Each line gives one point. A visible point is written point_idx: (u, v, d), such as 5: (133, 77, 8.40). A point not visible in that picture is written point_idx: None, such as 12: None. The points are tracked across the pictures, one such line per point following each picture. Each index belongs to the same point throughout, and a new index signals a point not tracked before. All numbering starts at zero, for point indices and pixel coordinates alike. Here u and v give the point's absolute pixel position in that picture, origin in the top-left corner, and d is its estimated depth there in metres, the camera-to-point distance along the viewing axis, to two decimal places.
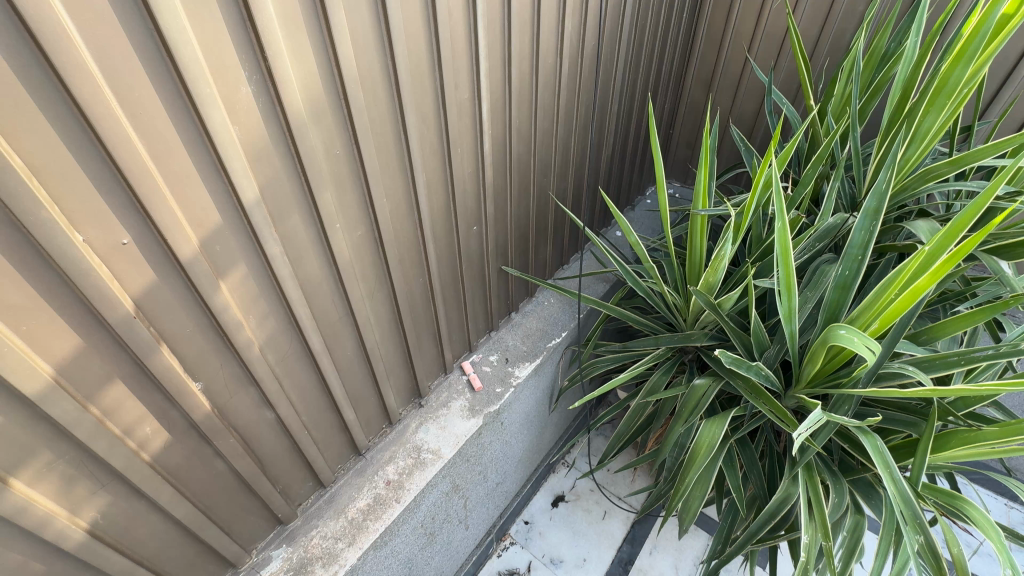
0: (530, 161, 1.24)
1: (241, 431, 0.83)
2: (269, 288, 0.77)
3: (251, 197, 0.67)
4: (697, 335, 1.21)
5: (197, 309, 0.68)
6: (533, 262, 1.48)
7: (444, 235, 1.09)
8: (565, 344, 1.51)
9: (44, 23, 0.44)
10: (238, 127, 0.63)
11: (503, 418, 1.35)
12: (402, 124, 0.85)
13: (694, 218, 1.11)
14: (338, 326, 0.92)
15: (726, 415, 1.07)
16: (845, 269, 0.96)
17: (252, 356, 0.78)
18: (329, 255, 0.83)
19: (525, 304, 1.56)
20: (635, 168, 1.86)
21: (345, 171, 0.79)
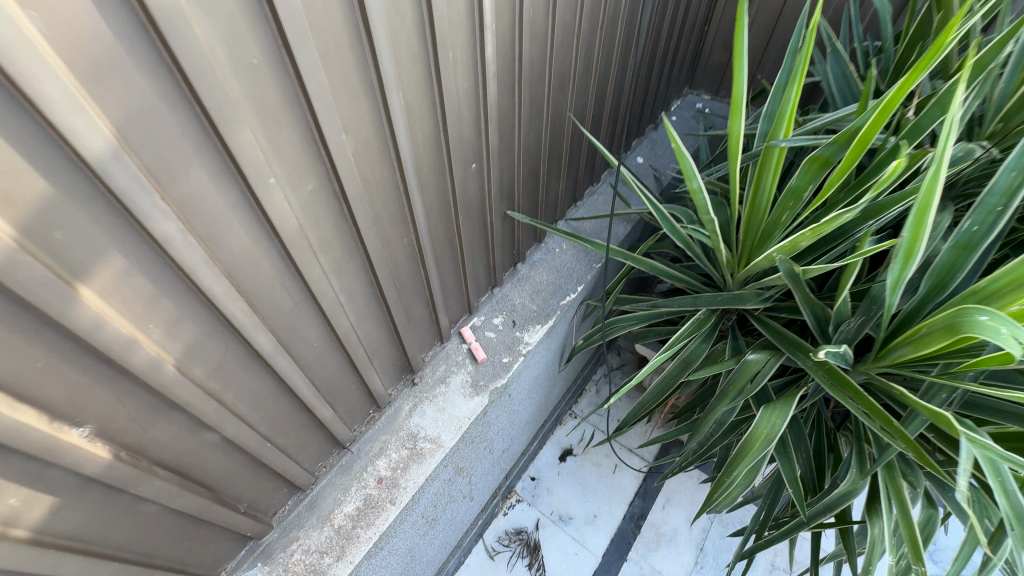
0: (544, 71, 0.93)
1: (173, 465, 0.62)
2: (174, 283, 0.51)
3: (102, 148, 0.40)
4: (748, 296, 1.00)
5: (49, 333, 0.43)
6: (544, 202, 1.21)
7: (434, 180, 0.81)
8: (581, 299, 1.28)
9: None
10: (39, 18, 0.33)
11: (511, 390, 1.16)
12: (363, 14, 0.54)
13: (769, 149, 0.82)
14: (295, 316, 0.68)
15: (791, 402, 0.87)
16: (975, 224, 0.72)
17: (164, 379, 0.54)
18: (267, 225, 0.57)
19: (533, 253, 1.31)
20: (664, 76, 1.53)
21: (274, 95, 0.50)
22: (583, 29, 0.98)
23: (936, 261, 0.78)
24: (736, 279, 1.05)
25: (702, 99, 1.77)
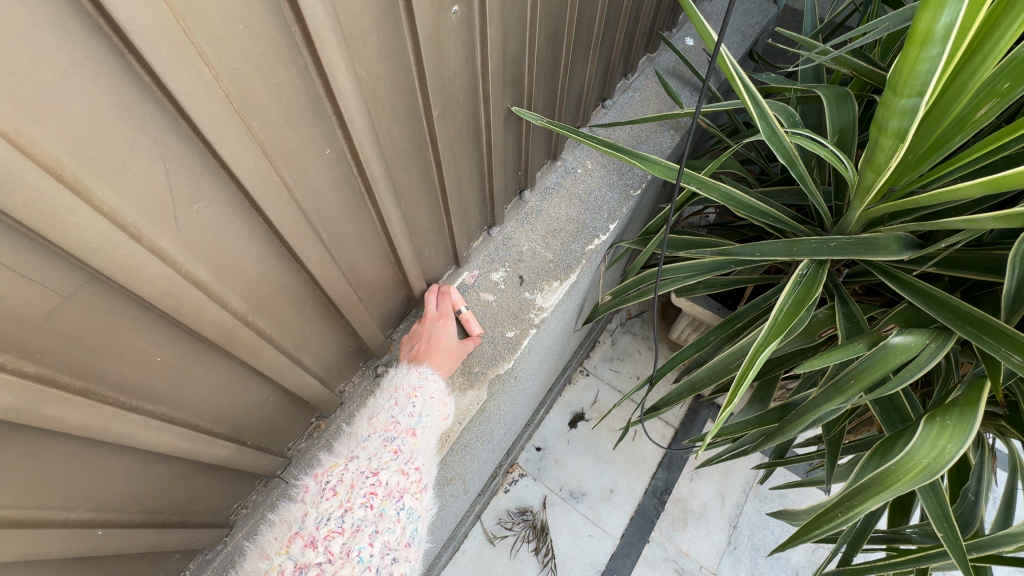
0: None
1: None
2: None
3: None
4: (885, 242, 0.64)
5: None
6: (565, 96, 0.80)
7: (379, 27, 0.40)
8: (613, 240, 0.91)
9: None
10: None
11: (518, 372, 0.82)
12: None
13: None
14: (77, 318, 0.32)
15: (968, 418, 0.56)
16: None
17: None
18: None
19: (546, 174, 0.93)
20: None
21: None
22: None
23: None
24: (863, 214, 0.68)
25: None
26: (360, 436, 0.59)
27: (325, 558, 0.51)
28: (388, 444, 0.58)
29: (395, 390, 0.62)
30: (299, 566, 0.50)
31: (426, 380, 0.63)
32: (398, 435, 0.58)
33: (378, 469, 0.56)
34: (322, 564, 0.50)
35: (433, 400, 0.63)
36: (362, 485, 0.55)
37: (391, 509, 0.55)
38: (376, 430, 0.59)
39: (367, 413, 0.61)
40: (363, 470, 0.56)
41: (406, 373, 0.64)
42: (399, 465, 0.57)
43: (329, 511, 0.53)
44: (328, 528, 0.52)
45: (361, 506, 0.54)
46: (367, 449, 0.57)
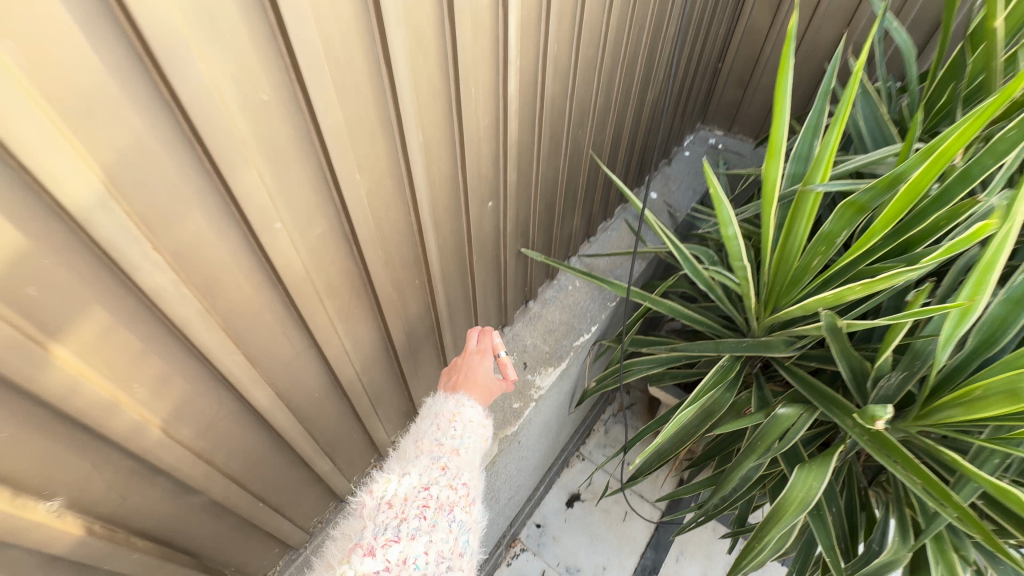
0: (565, 108, 0.90)
1: (154, 533, 0.56)
2: (167, 339, 0.46)
3: (86, 195, 0.34)
4: (776, 343, 0.93)
5: (19, 401, 0.38)
6: (558, 239, 1.16)
7: (449, 218, 0.76)
8: (594, 339, 1.22)
9: None
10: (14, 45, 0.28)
11: (521, 437, 1.08)
12: (383, 50, 0.51)
13: (804, 194, 0.78)
14: (296, 365, 0.62)
15: (828, 462, 0.81)
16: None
17: (148, 444, 0.48)
18: (272, 271, 0.52)
19: (545, 290, 1.27)
20: (680, 111, 1.49)
21: (287, 137, 0.46)
22: (606, 62, 0.95)
23: (983, 316, 0.74)
24: (761, 325, 0.98)
25: (716, 135, 1.73)
26: (408, 458, 0.64)
27: (382, 565, 0.52)
28: (436, 463, 0.63)
29: (435, 418, 0.69)
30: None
31: (461, 405, 0.71)
32: (444, 456, 0.64)
33: (429, 484, 0.60)
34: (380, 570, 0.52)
35: (471, 425, 0.69)
36: (415, 497, 0.58)
37: (442, 519, 0.58)
38: (423, 453, 0.64)
39: (412, 439, 0.67)
40: (414, 486, 0.60)
41: (445, 402, 0.72)
42: (448, 481, 0.61)
43: (386, 523, 0.56)
44: (386, 537, 0.55)
45: (414, 516, 0.57)
46: (416, 468, 0.62)
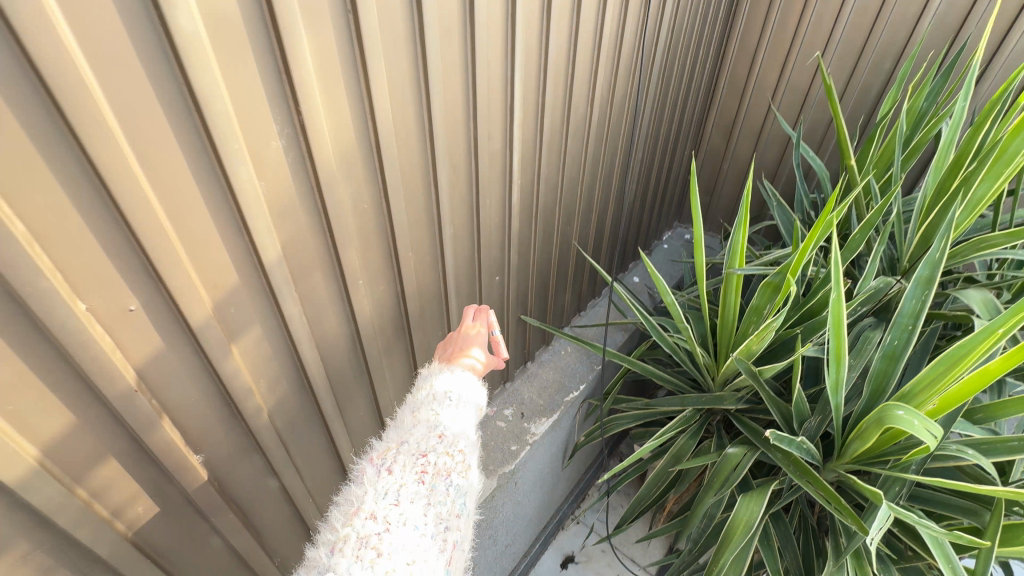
0: (555, 210, 1.21)
1: (241, 503, 0.76)
2: (284, 350, 0.70)
3: (273, 257, 0.62)
4: (728, 398, 1.11)
5: (205, 377, 0.62)
6: (552, 310, 1.42)
7: (467, 287, 1.03)
8: (583, 397, 1.42)
9: (66, 81, 0.39)
10: (265, 183, 0.57)
11: (518, 478, 1.25)
12: (433, 177, 0.81)
13: (729, 275, 1.05)
14: (351, 384, 0.86)
15: (765, 490, 0.99)
16: (895, 338, 0.89)
17: (258, 424, 0.71)
18: (350, 312, 0.78)
19: (542, 353, 1.50)
20: (656, 212, 1.81)
21: (372, 227, 0.74)
22: (586, 179, 1.27)
23: (873, 370, 0.94)
24: (715, 382, 1.19)
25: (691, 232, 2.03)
26: (406, 426, 0.57)
27: (384, 528, 0.48)
28: (433, 430, 0.56)
29: (431, 387, 0.61)
30: (359, 539, 0.47)
31: (456, 376, 0.62)
32: (442, 422, 0.57)
33: (427, 452, 0.54)
34: (380, 534, 0.47)
35: (469, 394, 0.61)
36: (414, 464, 0.52)
37: (440, 484, 0.52)
38: (421, 420, 0.57)
39: (408, 408, 0.59)
40: (413, 453, 0.53)
41: (439, 371, 0.63)
42: (446, 448, 0.54)
43: (384, 487, 0.51)
44: (385, 502, 0.50)
45: (413, 481, 0.51)
46: (414, 436, 0.55)
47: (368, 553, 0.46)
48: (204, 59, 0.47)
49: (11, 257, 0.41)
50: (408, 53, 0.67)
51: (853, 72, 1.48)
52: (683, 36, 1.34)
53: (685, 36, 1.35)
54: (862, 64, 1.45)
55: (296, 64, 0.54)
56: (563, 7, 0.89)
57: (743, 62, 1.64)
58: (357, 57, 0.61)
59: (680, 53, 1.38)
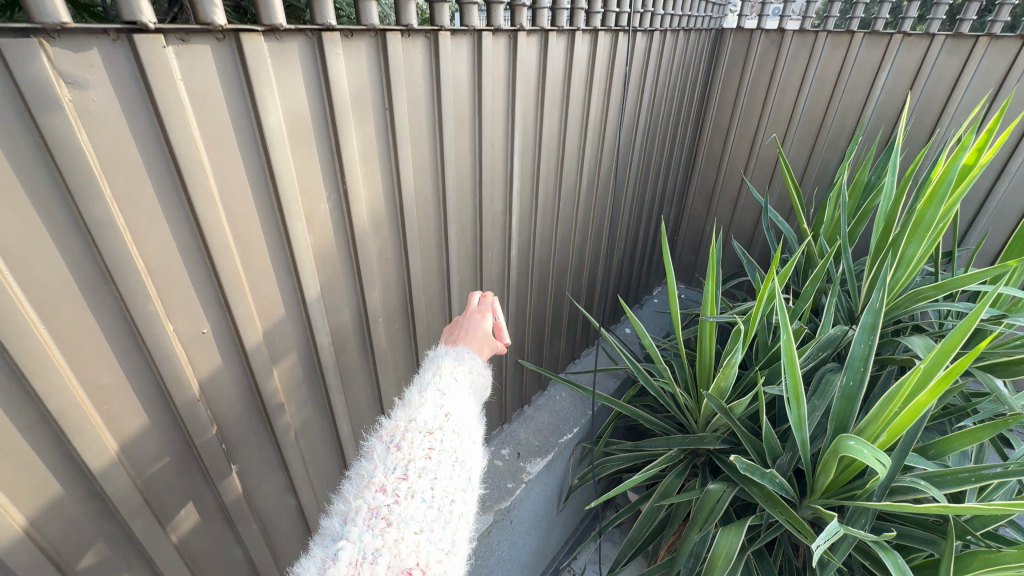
0: (550, 264, 1.36)
1: (263, 517, 0.84)
2: (312, 376, 0.82)
3: (313, 295, 0.75)
4: (709, 438, 1.19)
5: (248, 394, 0.73)
6: (547, 356, 1.54)
7: None
8: (576, 440, 1.50)
9: (190, 161, 0.55)
10: (313, 236, 0.72)
11: (513, 516, 1.31)
12: (444, 233, 0.96)
13: (703, 322, 1.17)
14: (365, 411, 0.97)
15: (743, 524, 1.06)
16: (850, 380, 0.98)
17: (286, 440, 0.82)
18: (369, 346, 0.91)
19: (537, 398, 1.60)
20: (644, 269, 1.97)
21: (392, 273, 0.89)
22: (578, 238, 1.43)
23: (834, 409, 1.02)
24: (698, 424, 1.27)
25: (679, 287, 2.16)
26: (413, 404, 0.53)
27: (394, 499, 0.45)
28: (441, 408, 0.52)
29: (437, 369, 0.58)
30: (370, 509, 0.45)
31: (461, 361, 0.59)
32: (450, 401, 0.53)
33: (435, 429, 0.50)
34: (390, 504, 0.44)
35: (475, 379, 0.58)
36: (422, 440, 0.49)
37: (449, 459, 0.48)
38: (428, 399, 0.53)
39: (415, 388, 0.56)
40: (421, 429, 0.50)
41: (445, 354, 0.60)
42: (453, 426, 0.51)
43: (393, 461, 0.48)
44: (394, 475, 0.46)
45: (422, 456, 0.48)
46: (422, 413, 0.52)
47: (378, 522, 0.43)
48: (282, 145, 0.63)
49: (131, 286, 0.55)
50: (429, 137, 0.84)
51: (812, 149, 1.69)
52: (662, 119, 1.56)
53: (663, 118, 1.57)
54: (819, 143, 1.66)
55: (345, 147, 0.70)
56: (555, 99, 1.09)
57: (718, 140, 1.86)
58: (390, 142, 0.78)
59: (660, 132, 1.59)
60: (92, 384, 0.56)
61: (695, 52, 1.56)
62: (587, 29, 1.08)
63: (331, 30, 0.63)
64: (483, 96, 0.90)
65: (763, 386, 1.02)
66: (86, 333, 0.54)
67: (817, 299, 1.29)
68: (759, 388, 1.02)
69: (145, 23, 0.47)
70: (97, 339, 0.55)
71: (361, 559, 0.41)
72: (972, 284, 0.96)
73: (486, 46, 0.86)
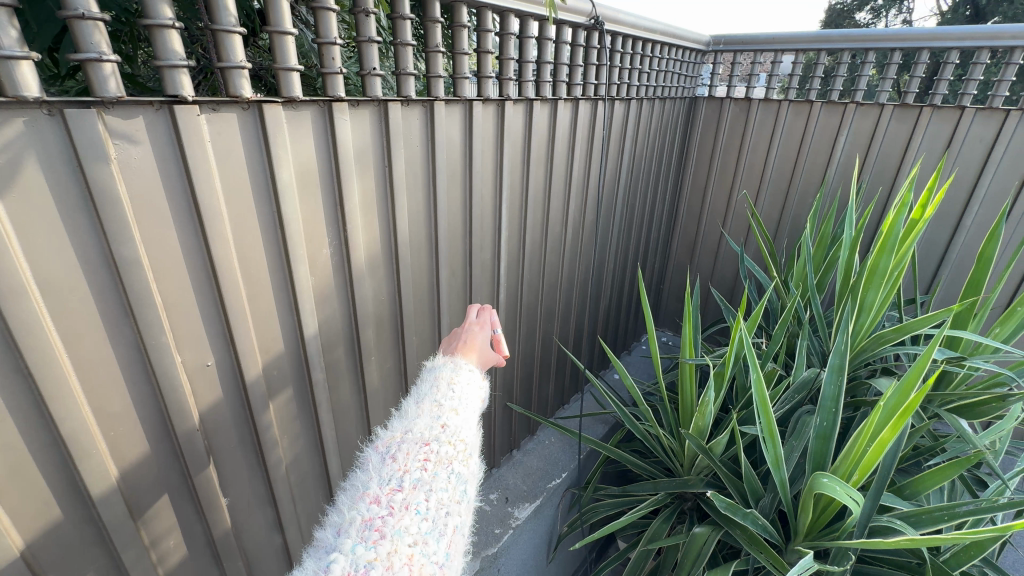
0: (537, 310, 1.42)
1: (248, 554, 0.85)
2: (306, 411, 0.86)
3: (312, 332, 0.81)
4: (693, 480, 1.20)
5: (244, 427, 0.77)
6: (536, 400, 1.57)
7: None
8: (565, 485, 1.50)
9: (210, 209, 0.62)
10: (314, 278, 0.79)
11: (501, 564, 1.29)
12: (436, 278, 1.03)
13: (682, 365, 1.21)
14: (355, 449, 1.00)
15: (729, 568, 1.05)
16: (823, 420, 1.01)
17: (277, 476, 0.84)
18: (361, 383, 0.95)
19: (527, 442, 1.62)
20: (631, 317, 2.04)
21: (386, 314, 0.95)
22: (564, 285, 1.51)
23: (811, 449, 1.04)
24: (683, 467, 1.28)
25: (666, 335, 2.22)
26: (410, 415, 0.57)
27: (388, 511, 0.49)
28: (436, 420, 0.56)
29: (435, 379, 0.61)
30: (365, 521, 0.49)
31: (459, 373, 0.62)
32: (445, 412, 0.57)
33: (430, 440, 0.54)
34: (385, 517, 0.49)
35: (473, 387, 0.62)
36: (416, 452, 0.53)
37: (442, 472, 0.53)
38: (425, 411, 0.57)
39: (412, 399, 0.60)
40: (416, 441, 0.54)
41: (443, 365, 0.64)
42: (447, 438, 0.55)
43: (389, 473, 0.52)
44: (389, 487, 0.51)
45: (416, 468, 0.52)
46: (418, 424, 0.56)
47: (372, 534, 0.48)
48: (292, 197, 0.71)
49: (148, 319, 0.60)
50: (423, 190, 0.93)
51: (784, 204, 1.81)
52: (642, 176, 1.68)
53: (643, 176, 1.69)
54: (789, 200, 1.79)
55: (347, 199, 0.79)
56: (540, 158, 1.20)
57: (696, 196, 1.99)
58: (388, 195, 0.86)
59: (641, 188, 1.70)
60: (102, 411, 0.60)
61: (670, 117, 1.72)
62: (568, 98, 1.21)
63: (340, 100, 0.73)
64: (474, 155, 1.00)
65: (739, 425, 1.06)
66: (103, 362, 0.58)
67: (791, 344, 1.35)
68: (736, 427, 1.06)
69: (185, 96, 0.56)
70: (112, 368, 0.59)
71: (356, 568, 0.45)
72: (928, 326, 1.03)
73: (477, 113, 0.97)
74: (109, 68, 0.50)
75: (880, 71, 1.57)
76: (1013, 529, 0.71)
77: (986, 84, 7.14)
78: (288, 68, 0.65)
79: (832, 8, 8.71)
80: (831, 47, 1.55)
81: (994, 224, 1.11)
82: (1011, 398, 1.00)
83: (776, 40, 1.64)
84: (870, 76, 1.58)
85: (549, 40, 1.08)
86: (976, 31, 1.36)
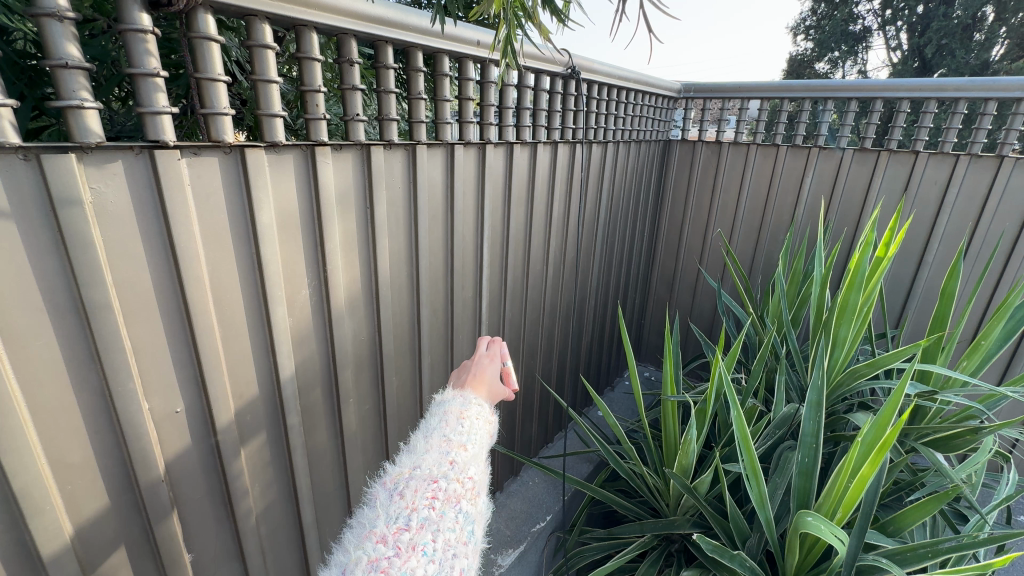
0: (520, 346, 1.41)
1: None
2: (279, 456, 0.83)
3: (287, 374, 0.79)
4: (680, 521, 1.18)
5: (214, 475, 0.74)
6: (519, 440, 1.54)
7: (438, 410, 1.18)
8: (550, 529, 1.46)
9: (186, 249, 0.61)
10: (292, 318, 0.78)
11: None
12: (417, 317, 1.03)
13: (664, 402, 1.21)
14: (329, 495, 0.96)
15: None
16: (804, 456, 1.00)
17: (245, 528, 0.80)
18: (338, 427, 0.93)
19: (510, 484, 1.58)
20: (612, 353, 2.04)
21: (365, 355, 0.93)
22: (545, 323, 1.51)
23: (794, 486, 1.03)
24: (670, 508, 1.25)
25: (648, 370, 2.23)
26: (418, 450, 0.56)
27: (395, 551, 0.47)
28: (445, 456, 0.55)
29: (444, 414, 0.60)
30: (371, 561, 0.46)
31: (470, 406, 0.62)
32: (453, 448, 0.56)
33: (438, 477, 0.53)
34: (391, 557, 0.46)
35: (481, 422, 0.61)
36: (424, 489, 0.52)
37: (450, 511, 0.51)
38: (433, 446, 0.56)
39: (420, 434, 0.58)
40: (424, 478, 0.53)
41: (453, 399, 0.62)
42: (456, 475, 0.53)
43: (396, 511, 0.50)
44: (397, 525, 0.49)
45: (424, 506, 0.50)
46: (426, 460, 0.54)
47: None
48: (271, 239, 0.71)
49: (115, 363, 0.58)
50: (405, 230, 0.94)
51: (757, 242, 1.87)
52: (621, 214, 1.73)
53: (622, 215, 1.74)
54: (762, 238, 1.85)
55: (327, 239, 0.78)
56: (520, 199, 1.23)
57: (674, 233, 2.04)
58: (368, 234, 0.87)
59: (620, 225, 1.74)
60: (59, 462, 0.57)
61: (645, 159, 1.79)
62: (546, 141, 1.25)
63: (322, 144, 0.74)
64: (456, 196, 1.02)
65: (722, 462, 1.05)
66: (64, 409, 0.56)
67: (769, 378, 1.37)
68: (718, 465, 1.05)
69: (166, 140, 0.57)
70: (73, 416, 0.57)
71: None
72: (900, 359, 1.06)
73: (458, 155, 1.00)
74: (89, 115, 0.51)
75: (839, 117, 1.66)
76: (993, 567, 0.71)
77: (938, 130, 7.63)
78: (271, 114, 0.66)
79: (794, 59, 9.23)
80: (793, 96, 1.64)
81: (954, 261, 1.16)
82: (983, 430, 1.02)
83: (742, 89, 1.72)
84: (831, 122, 1.68)
85: (528, 88, 1.13)
86: (924, 83, 1.46)
